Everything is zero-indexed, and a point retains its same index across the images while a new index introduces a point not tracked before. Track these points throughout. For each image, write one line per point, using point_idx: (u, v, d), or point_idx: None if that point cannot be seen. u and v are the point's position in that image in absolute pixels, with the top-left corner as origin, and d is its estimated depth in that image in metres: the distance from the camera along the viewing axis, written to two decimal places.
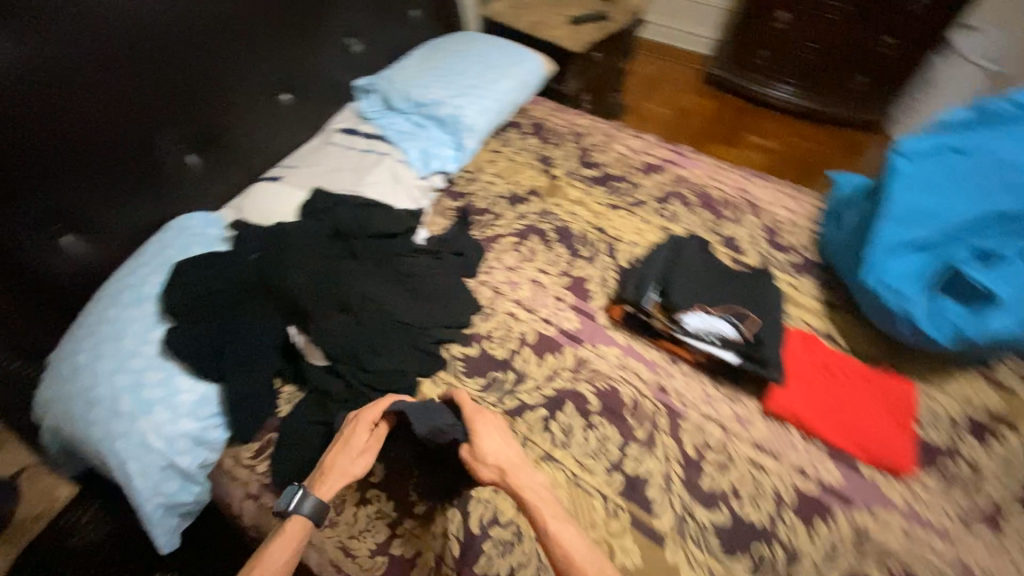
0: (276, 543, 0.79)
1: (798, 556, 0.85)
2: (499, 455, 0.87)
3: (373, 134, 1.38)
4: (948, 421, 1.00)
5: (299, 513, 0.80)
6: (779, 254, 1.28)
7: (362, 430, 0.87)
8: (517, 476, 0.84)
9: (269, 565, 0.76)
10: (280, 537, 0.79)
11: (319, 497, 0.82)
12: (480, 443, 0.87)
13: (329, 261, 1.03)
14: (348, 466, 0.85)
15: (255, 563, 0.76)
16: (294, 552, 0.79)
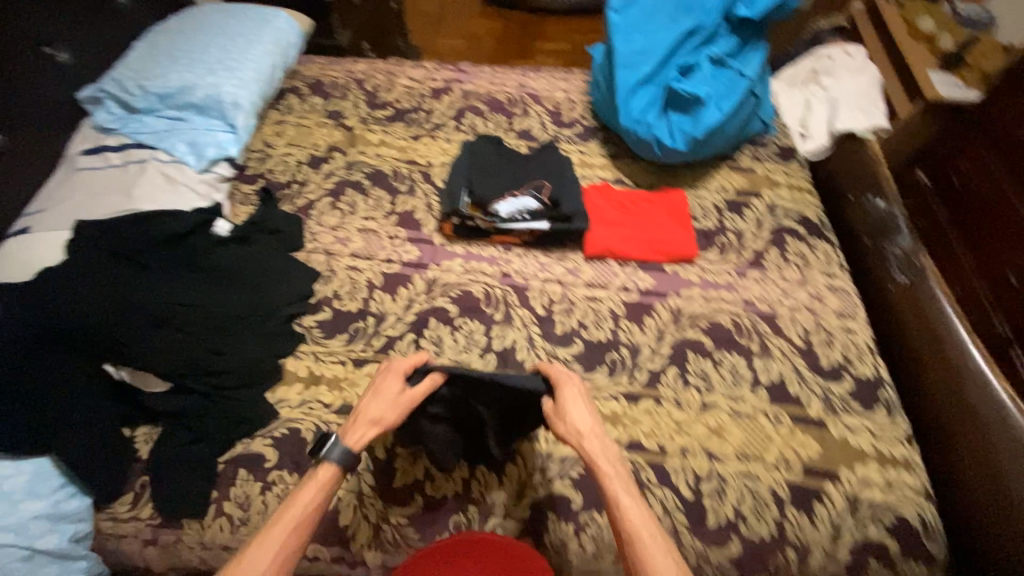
0: (309, 489, 0.73)
1: (639, 347, 1.07)
2: (579, 423, 0.81)
3: (126, 144, 1.26)
4: (712, 208, 1.30)
5: (329, 462, 0.75)
6: (565, 130, 1.46)
7: (394, 380, 0.82)
8: (594, 445, 0.79)
9: (297, 519, 0.70)
10: (313, 482, 0.74)
11: (351, 445, 0.77)
12: (560, 406, 0.83)
13: (120, 287, 0.95)
14: (378, 415, 0.80)
15: (286, 519, 0.70)
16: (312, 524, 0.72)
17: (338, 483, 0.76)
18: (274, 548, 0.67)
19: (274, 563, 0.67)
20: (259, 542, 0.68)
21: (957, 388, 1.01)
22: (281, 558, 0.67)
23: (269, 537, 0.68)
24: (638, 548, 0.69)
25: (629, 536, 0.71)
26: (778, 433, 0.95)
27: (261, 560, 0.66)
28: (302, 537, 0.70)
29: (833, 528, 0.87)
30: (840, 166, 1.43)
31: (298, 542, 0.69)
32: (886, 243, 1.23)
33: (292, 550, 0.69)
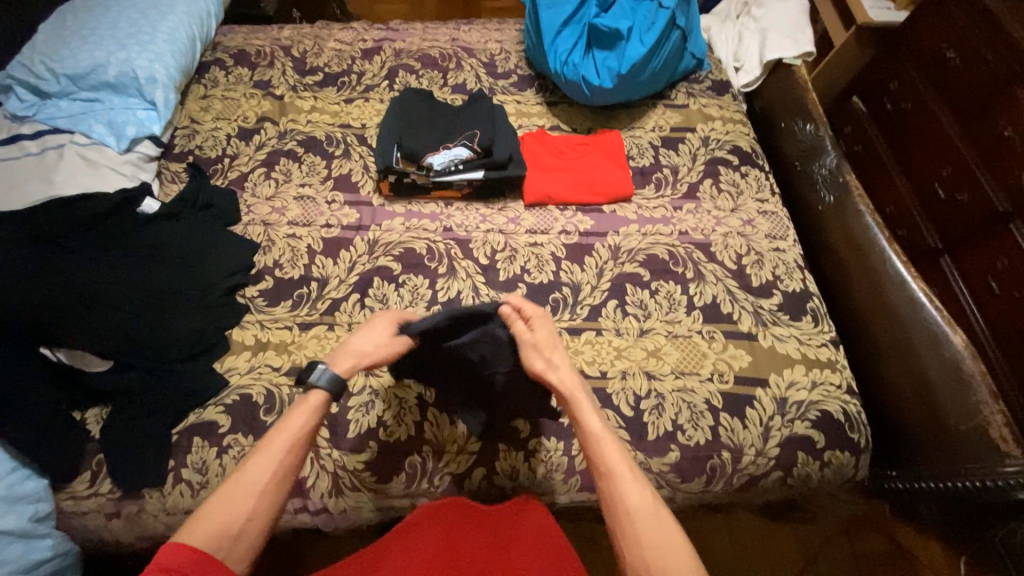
0: (302, 412, 0.71)
1: (580, 285, 1.10)
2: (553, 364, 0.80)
3: (41, 130, 1.19)
4: (648, 146, 1.31)
5: (320, 389, 0.73)
6: (501, 81, 1.44)
7: (384, 323, 0.83)
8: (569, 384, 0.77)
9: (296, 436, 0.70)
10: (302, 405, 0.72)
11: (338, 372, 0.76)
12: (536, 343, 0.81)
13: (43, 271, 0.93)
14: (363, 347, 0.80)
15: (284, 437, 0.69)
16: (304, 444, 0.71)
17: (326, 410, 0.75)
18: (272, 463, 0.66)
19: (277, 475, 0.66)
20: (259, 455, 0.66)
21: (877, 291, 1.06)
22: (281, 472, 0.66)
23: (268, 452, 0.67)
24: (611, 477, 0.67)
25: (604, 467, 0.68)
26: (711, 350, 1.02)
27: (263, 473, 0.65)
28: (302, 455, 0.70)
29: (762, 427, 0.96)
30: (773, 95, 1.45)
31: (300, 458, 0.69)
32: (814, 164, 1.27)
33: (293, 465, 0.68)
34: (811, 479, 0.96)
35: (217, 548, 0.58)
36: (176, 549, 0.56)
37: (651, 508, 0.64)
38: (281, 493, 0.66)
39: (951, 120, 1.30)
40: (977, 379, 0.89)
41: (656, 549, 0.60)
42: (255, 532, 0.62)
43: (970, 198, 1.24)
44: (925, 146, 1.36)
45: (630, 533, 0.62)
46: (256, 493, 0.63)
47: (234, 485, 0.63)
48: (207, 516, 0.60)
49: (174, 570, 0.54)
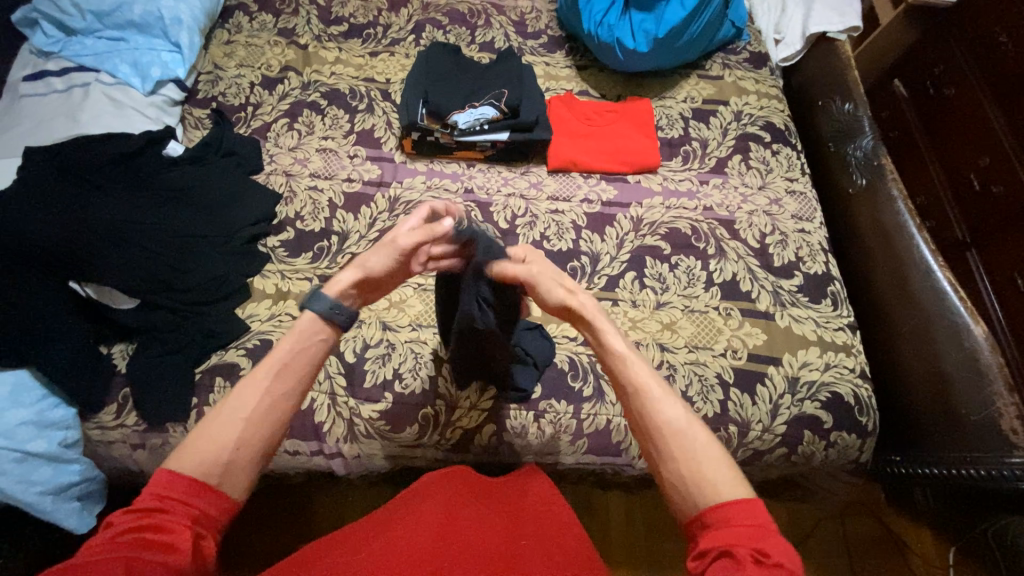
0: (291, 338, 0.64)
1: (599, 255, 1.09)
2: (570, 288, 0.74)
3: (66, 67, 1.17)
4: (678, 117, 1.27)
5: (311, 313, 0.66)
6: (531, 42, 1.39)
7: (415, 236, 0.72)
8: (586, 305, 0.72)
9: (282, 362, 0.63)
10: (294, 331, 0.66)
11: (335, 298, 0.67)
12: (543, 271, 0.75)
13: (71, 206, 0.95)
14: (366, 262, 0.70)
15: (271, 363, 0.63)
16: (305, 373, 0.65)
17: (326, 332, 0.67)
18: (261, 390, 0.61)
19: (265, 400, 0.61)
20: (248, 381, 0.62)
21: (901, 279, 1.05)
22: (273, 397, 0.62)
23: (255, 379, 0.62)
24: (640, 397, 0.63)
25: (632, 387, 0.65)
26: (727, 326, 1.03)
27: (249, 399, 0.60)
28: (298, 374, 0.64)
29: (770, 405, 0.97)
30: (813, 71, 1.38)
31: (291, 385, 0.64)
32: (849, 145, 1.23)
33: (283, 393, 0.63)
34: (814, 458, 0.98)
35: (208, 476, 0.56)
36: (168, 479, 0.55)
37: (685, 424, 0.61)
38: (271, 420, 0.61)
39: (994, 107, 1.23)
40: (993, 370, 0.89)
41: (692, 468, 0.58)
42: (245, 457, 0.59)
43: (1006, 192, 1.18)
44: (967, 134, 1.29)
45: (665, 452, 0.60)
46: (243, 420, 0.59)
47: (220, 410, 0.60)
48: (195, 444, 0.58)
49: (171, 498, 0.54)
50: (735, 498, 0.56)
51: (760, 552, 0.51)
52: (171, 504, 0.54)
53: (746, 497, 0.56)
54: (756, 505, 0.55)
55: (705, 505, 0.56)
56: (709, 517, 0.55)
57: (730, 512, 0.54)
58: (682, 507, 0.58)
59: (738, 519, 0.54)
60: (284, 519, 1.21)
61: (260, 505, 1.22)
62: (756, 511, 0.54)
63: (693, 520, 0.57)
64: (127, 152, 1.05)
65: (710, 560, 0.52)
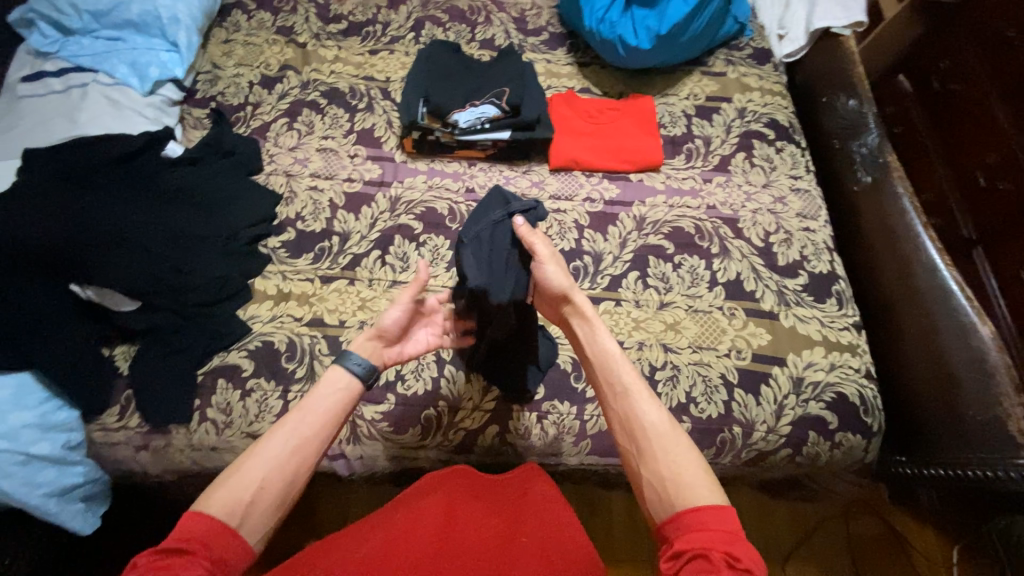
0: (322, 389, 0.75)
1: (602, 255, 1.09)
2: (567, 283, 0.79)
3: (65, 68, 1.16)
4: (681, 115, 1.26)
5: (341, 368, 0.77)
6: (532, 38, 1.38)
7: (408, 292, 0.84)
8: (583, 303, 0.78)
9: (309, 415, 0.72)
10: (321, 385, 0.76)
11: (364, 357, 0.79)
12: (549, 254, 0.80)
13: (72, 207, 0.94)
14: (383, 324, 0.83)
15: (298, 415, 0.71)
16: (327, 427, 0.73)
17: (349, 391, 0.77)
18: (288, 438, 0.69)
19: (289, 450, 0.69)
20: (275, 430, 0.70)
21: (907, 277, 1.04)
22: (298, 446, 0.69)
23: (282, 428, 0.70)
24: (629, 396, 0.70)
25: (622, 389, 0.70)
26: (731, 326, 1.02)
27: (277, 447, 0.68)
28: (320, 427, 0.72)
29: (775, 406, 0.96)
30: (817, 67, 1.37)
31: (315, 437, 0.71)
32: (855, 142, 1.22)
33: (307, 443, 0.70)
34: (819, 459, 0.97)
35: (231, 516, 0.62)
36: (197, 519, 0.61)
37: (667, 430, 0.67)
38: (293, 469, 0.68)
39: (1001, 102, 1.21)
40: (1000, 370, 0.88)
41: (672, 469, 0.63)
42: (267, 501, 0.66)
43: (1013, 188, 1.17)
44: (974, 129, 1.27)
45: (647, 450, 0.65)
46: (268, 468, 0.66)
47: (250, 456, 0.67)
48: (226, 483, 0.65)
49: (196, 540, 0.59)
50: (710, 504, 0.59)
51: (733, 556, 0.54)
52: (193, 545, 0.59)
53: (723, 504, 0.59)
54: (730, 512, 0.58)
55: (681, 507, 0.60)
56: (686, 519, 0.58)
57: (703, 515, 0.58)
58: (657, 505, 0.62)
59: (712, 524, 0.57)
60: (287, 521, 1.21)
61: None
62: (727, 519, 0.58)
63: (667, 521, 0.60)
64: (126, 153, 1.04)
65: (684, 561, 0.55)
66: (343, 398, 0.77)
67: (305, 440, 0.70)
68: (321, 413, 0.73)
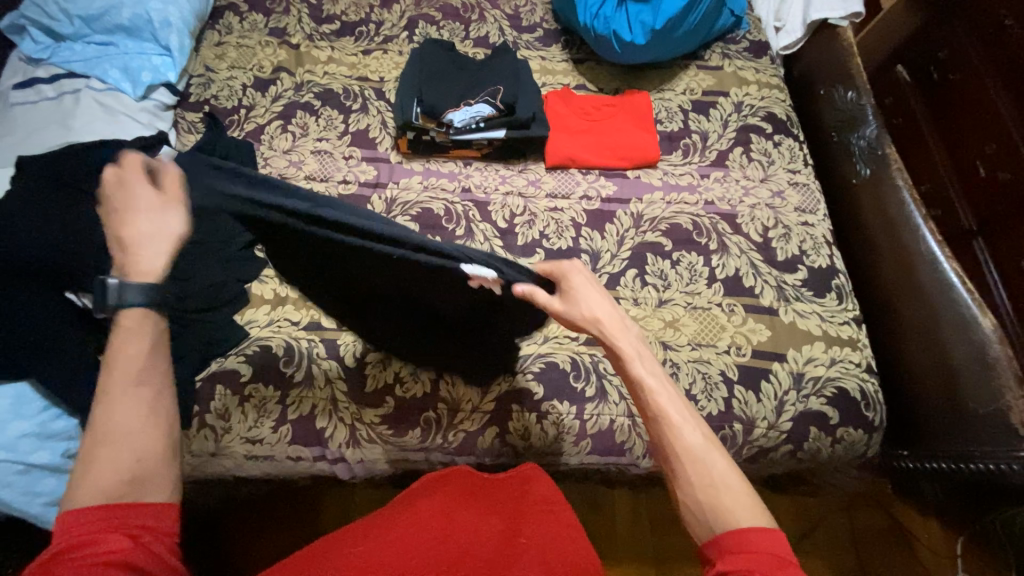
0: (128, 340, 0.61)
1: (599, 253, 1.08)
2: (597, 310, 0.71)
3: (56, 74, 1.16)
4: (677, 110, 1.25)
5: (131, 307, 0.61)
6: (526, 35, 1.37)
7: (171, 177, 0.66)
8: (616, 330, 0.71)
9: (132, 369, 0.60)
10: (126, 333, 0.62)
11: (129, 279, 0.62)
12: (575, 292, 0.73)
13: (65, 215, 0.94)
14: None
15: (115, 380, 0.60)
16: (160, 368, 0.63)
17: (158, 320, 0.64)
18: (126, 402, 0.59)
19: (139, 414, 0.60)
20: (102, 404, 0.59)
21: (907, 270, 1.03)
22: (147, 404, 0.60)
23: (114, 398, 0.59)
24: (665, 421, 0.64)
25: (655, 412, 0.66)
26: (730, 323, 1.01)
27: (122, 416, 0.59)
28: (160, 371, 0.63)
29: (776, 402, 0.96)
30: (814, 59, 1.35)
31: (161, 387, 0.62)
32: (853, 135, 1.20)
33: (155, 394, 0.61)
34: (820, 454, 0.97)
35: (122, 492, 0.57)
36: (74, 517, 0.54)
37: (703, 450, 0.62)
38: (155, 427, 0.60)
39: (999, 90, 1.20)
40: (1002, 363, 0.87)
41: (710, 494, 0.60)
42: (153, 467, 0.59)
43: (1013, 178, 1.16)
44: (973, 118, 1.25)
45: (682, 475, 0.62)
46: (125, 434, 0.58)
47: (97, 441, 0.58)
48: (86, 475, 0.57)
49: (92, 529, 0.54)
50: (755, 527, 0.57)
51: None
52: (93, 534, 0.54)
53: (767, 526, 0.57)
54: (775, 534, 0.56)
55: (721, 529, 0.58)
56: (728, 542, 0.56)
57: (745, 537, 0.56)
58: (696, 527, 0.60)
59: (757, 545, 0.55)
60: (290, 523, 1.21)
61: (266, 509, 1.22)
62: (775, 540, 0.55)
63: (707, 543, 0.58)
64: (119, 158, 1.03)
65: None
66: (159, 329, 0.64)
67: (143, 405, 0.60)
68: (150, 354, 0.62)
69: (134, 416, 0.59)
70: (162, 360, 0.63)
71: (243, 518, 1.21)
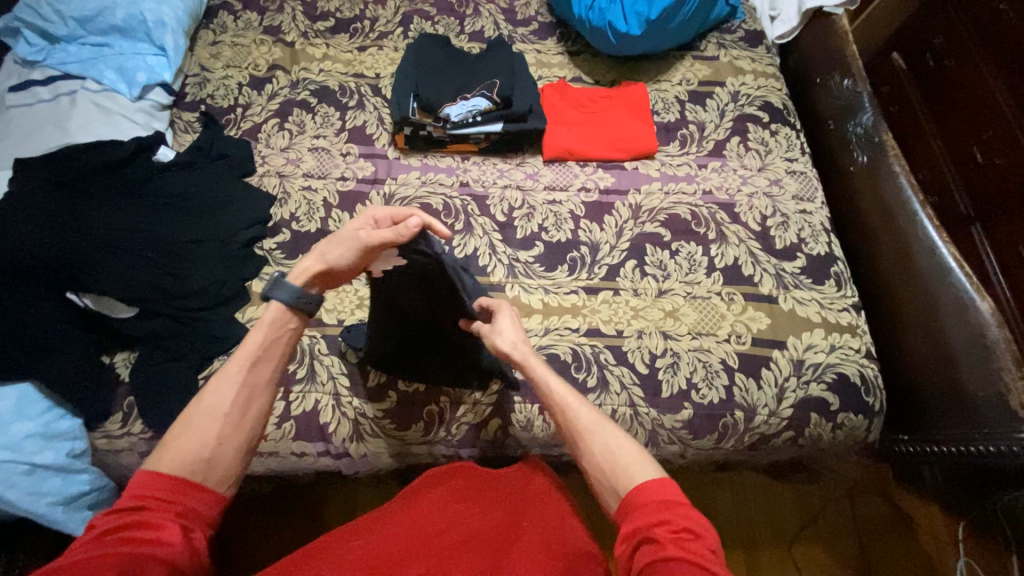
0: (259, 329, 0.68)
1: (598, 244, 1.08)
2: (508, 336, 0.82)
3: (51, 76, 1.15)
4: (674, 101, 1.25)
5: (276, 303, 0.70)
6: (522, 29, 1.36)
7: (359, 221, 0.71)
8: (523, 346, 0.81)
9: (253, 357, 0.67)
10: (262, 326, 0.69)
11: (297, 286, 0.71)
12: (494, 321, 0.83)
13: (65, 217, 0.94)
14: (328, 253, 0.71)
15: (240, 359, 0.66)
16: (271, 372, 0.68)
17: (292, 322, 0.72)
18: (235, 385, 0.65)
19: (240, 395, 0.64)
20: (216, 380, 0.64)
21: (905, 255, 1.03)
22: (249, 391, 0.65)
23: (225, 375, 0.65)
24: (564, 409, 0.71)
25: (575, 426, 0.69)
26: (730, 311, 1.02)
27: (226, 394, 0.64)
28: (265, 378, 0.68)
29: (776, 389, 0.96)
30: (810, 47, 1.35)
31: (264, 378, 0.67)
32: (849, 122, 1.20)
33: (257, 387, 0.66)
34: (821, 440, 0.97)
35: (191, 471, 0.59)
36: (152, 478, 0.57)
37: (599, 427, 0.67)
38: (248, 417, 0.65)
39: (994, 74, 1.20)
40: (1001, 346, 0.87)
41: (606, 461, 0.63)
42: (228, 454, 0.62)
43: (1010, 163, 1.15)
44: (970, 105, 1.25)
45: (583, 452, 0.66)
46: (221, 416, 0.63)
47: (198, 407, 0.63)
48: (178, 439, 0.61)
49: (154, 497, 0.56)
50: (647, 482, 0.59)
51: (672, 528, 0.54)
52: (154, 503, 0.56)
53: (661, 480, 0.59)
54: (671, 487, 0.58)
55: (624, 493, 0.60)
56: (625, 503, 0.58)
57: (639, 493, 0.58)
58: (609, 499, 0.62)
59: (653, 497, 0.57)
60: (295, 520, 1.22)
61: (271, 506, 1.23)
62: (670, 491, 0.58)
63: (618, 512, 0.60)
64: (117, 159, 1.04)
65: (635, 543, 0.55)
66: (289, 332, 0.72)
67: (240, 393, 0.65)
68: (268, 346, 0.69)
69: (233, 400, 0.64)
70: (273, 368, 0.69)
71: (248, 516, 1.21)
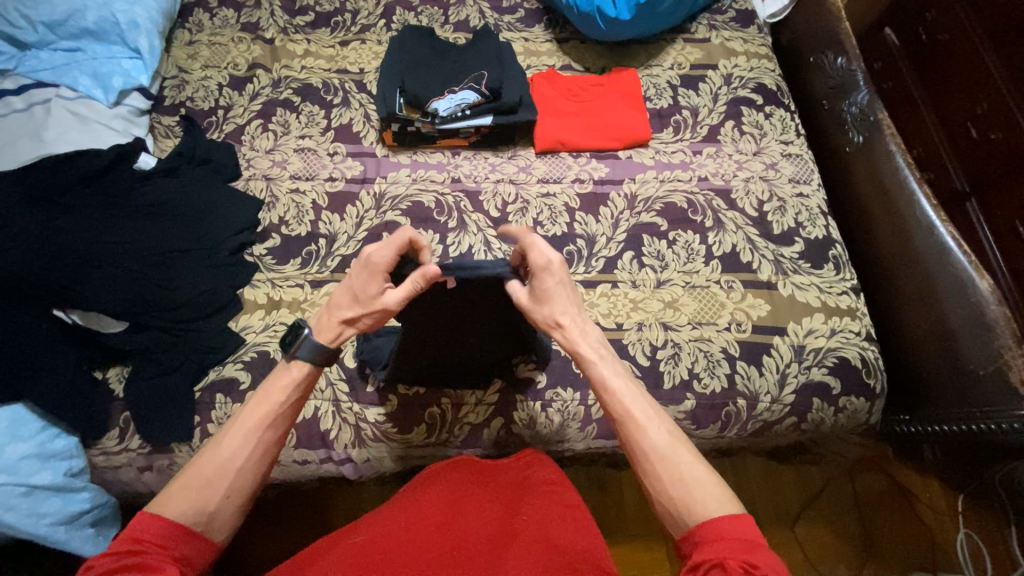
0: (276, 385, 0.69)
1: (595, 237, 1.07)
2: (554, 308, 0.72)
3: (23, 84, 1.11)
4: (666, 86, 1.22)
5: (300, 359, 0.70)
6: (508, 17, 1.33)
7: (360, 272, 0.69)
8: (572, 328, 0.73)
9: (273, 414, 0.67)
10: (281, 376, 0.70)
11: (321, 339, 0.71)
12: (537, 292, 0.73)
13: (44, 231, 0.91)
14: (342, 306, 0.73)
15: (259, 415, 0.66)
16: (289, 424, 0.69)
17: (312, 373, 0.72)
18: (253, 440, 0.65)
19: (255, 451, 0.65)
20: (233, 433, 0.64)
21: (904, 237, 1.02)
22: (263, 445, 0.66)
23: (242, 429, 0.65)
24: (631, 420, 0.67)
25: (620, 414, 0.68)
26: (729, 300, 1.01)
27: (242, 449, 0.64)
28: (279, 434, 0.68)
29: (777, 375, 0.96)
30: (802, 26, 1.32)
31: (279, 433, 0.68)
32: (844, 102, 1.18)
33: (272, 440, 0.67)
34: (823, 424, 0.97)
35: (194, 522, 0.60)
36: (158, 523, 0.58)
37: (676, 453, 0.64)
38: (258, 470, 0.65)
39: (988, 46, 1.15)
40: (1000, 324, 0.87)
41: (680, 489, 0.62)
42: (230, 507, 0.62)
43: (1004, 137, 1.13)
44: (961, 78, 1.21)
45: (652, 474, 0.64)
46: (233, 471, 0.63)
47: (211, 457, 0.63)
48: (181, 490, 0.61)
49: (150, 541, 0.56)
50: (722, 513, 0.59)
51: (750, 564, 0.53)
52: (149, 547, 0.56)
53: (735, 512, 0.59)
54: (747, 520, 0.58)
55: (695, 524, 0.59)
56: (699, 534, 0.58)
57: (717, 528, 0.57)
58: (673, 525, 0.62)
59: (730, 533, 0.56)
60: (303, 521, 1.22)
61: (276, 510, 1.22)
62: (746, 526, 0.57)
63: (684, 538, 0.60)
64: (97, 169, 1.00)
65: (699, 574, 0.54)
66: (305, 388, 0.71)
67: (253, 450, 0.65)
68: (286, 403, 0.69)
69: (247, 454, 0.64)
70: (289, 425, 0.69)
71: (255, 522, 1.21)
